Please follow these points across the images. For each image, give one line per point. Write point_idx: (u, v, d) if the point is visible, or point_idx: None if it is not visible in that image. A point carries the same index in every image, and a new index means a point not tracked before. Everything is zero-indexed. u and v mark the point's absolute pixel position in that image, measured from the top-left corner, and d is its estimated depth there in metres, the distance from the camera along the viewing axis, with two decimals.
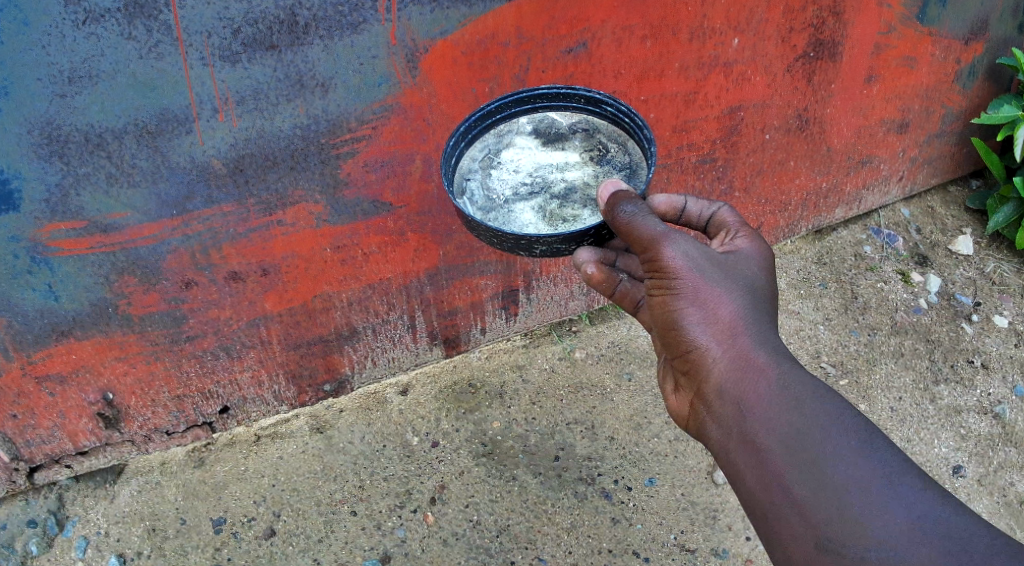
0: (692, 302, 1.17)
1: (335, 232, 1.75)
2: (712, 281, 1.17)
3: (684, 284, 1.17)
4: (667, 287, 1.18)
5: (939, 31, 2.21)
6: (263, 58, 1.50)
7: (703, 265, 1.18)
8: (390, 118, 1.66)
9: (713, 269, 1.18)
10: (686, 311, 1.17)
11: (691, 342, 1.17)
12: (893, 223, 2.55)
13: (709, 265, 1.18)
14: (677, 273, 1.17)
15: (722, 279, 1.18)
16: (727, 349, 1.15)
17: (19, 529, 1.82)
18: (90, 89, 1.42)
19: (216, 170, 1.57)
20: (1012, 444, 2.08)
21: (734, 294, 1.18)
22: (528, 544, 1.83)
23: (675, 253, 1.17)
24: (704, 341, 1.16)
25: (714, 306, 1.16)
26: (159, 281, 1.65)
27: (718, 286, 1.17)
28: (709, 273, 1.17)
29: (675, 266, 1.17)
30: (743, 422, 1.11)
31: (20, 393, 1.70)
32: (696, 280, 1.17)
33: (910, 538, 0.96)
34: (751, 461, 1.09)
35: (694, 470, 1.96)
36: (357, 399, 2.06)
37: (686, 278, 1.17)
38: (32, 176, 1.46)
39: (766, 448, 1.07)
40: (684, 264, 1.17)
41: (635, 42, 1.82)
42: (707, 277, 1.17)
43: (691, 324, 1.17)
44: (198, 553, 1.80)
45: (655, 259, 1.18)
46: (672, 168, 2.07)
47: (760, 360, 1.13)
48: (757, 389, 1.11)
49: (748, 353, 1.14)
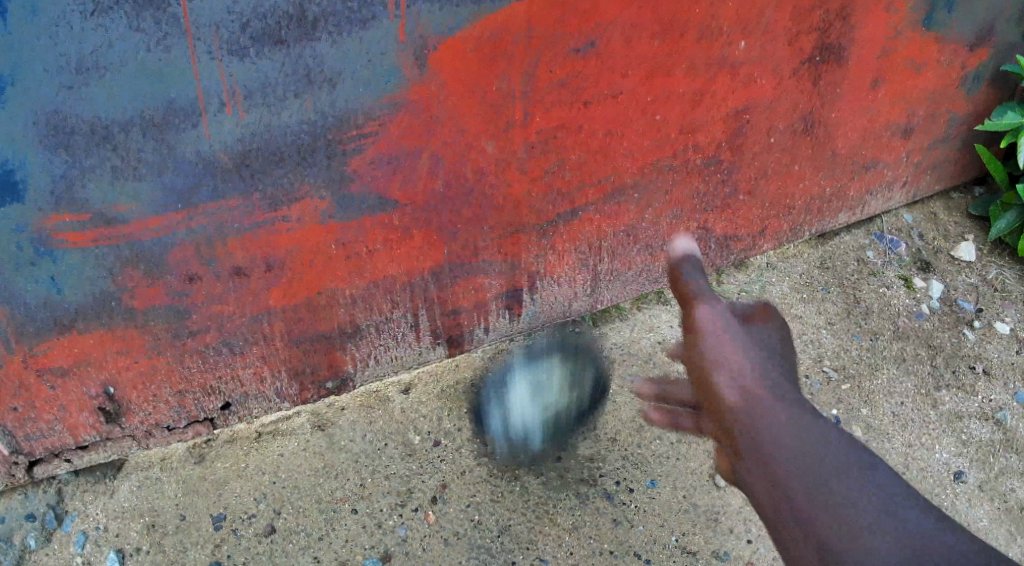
0: (713, 353, 1.04)
1: (341, 227, 1.74)
2: (735, 334, 1.05)
3: (708, 338, 1.05)
4: (695, 346, 1.07)
5: (943, 37, 2.23)
6: (270, 53, 1.48)
7: (730, 323, 1.07)
8: (398, 114, 1.65)
9: (739, 327, 1.07)
10: (711, 365, 1.03)
11: (712, 392, 1.02)
12: (896, 229, 2.56)
13: (738, 325, 1.07)
14: (704, 328, 1.07)
15: (746, 335, 1.06)
16: (747, 394, 0.99)
17: (17, 524, 1.81)
18: (97, 80, 1.40)
19: (223, 164, 1.55)
20: (1013, 451, 2.10)
21: (757, 348, 1.04)
22: (529, 545, 1.82)
23: (705, 310, 1.08)
24: (726, 389, 1.00)
25: (736, 358, 1.02)
26: (164, 275, 1.64)
27: (741, 340, 1.04)
28: (735, 330, 1.06)
29: (704, 322, 1.07)
30: (761, 469, 0.94)
31: (21, 386, 1.68)
32: (721, 333, 1.05)
33: (939, 543, 0.85)
34: (761, 478, 0.95)
35: (696, 473, 1.96)
36: (358, 397, 2.05)
37: (710, 331, 1.06)
38: (39, 166, 1.43)
39: (773, 463, 0.93)
40: (711, 321, 1.07)
41: (646, 39, 1.80)
42: (730, 331, 1.05)
43: (713, 374, 1.03)
44: (198, 550, 1.78)
45: (687, 316, 1.10)
46: (678, 170, 2.08)
47: (778, 403, 0.97)
48: (776, 428, 0.95)
49: (772, 395, 0.98)
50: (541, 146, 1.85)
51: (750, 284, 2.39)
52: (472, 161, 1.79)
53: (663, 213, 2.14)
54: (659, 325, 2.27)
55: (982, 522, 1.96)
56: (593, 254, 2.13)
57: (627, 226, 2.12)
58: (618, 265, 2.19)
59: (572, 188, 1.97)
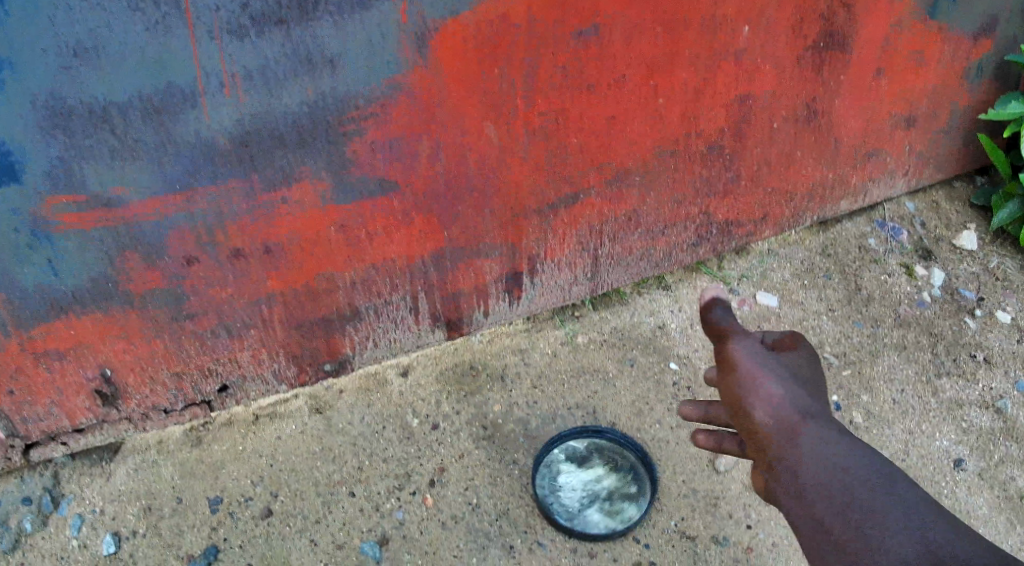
0: (747, 389, 1.20)
1: (340, 211, 1.73)
2: (766, 372, 1.21)
3: (740, 376, 1.23)
4: (732, 382, 1.23)
5: (947, 27, 2.23)
6: (271, 34, 1.47)
7: (763, 363, 1.23)
8: (398, 97, 1.63)
9: (771, 366, 1.23)
10: (748, 398, 1.20)
11: (751, 421, 1.18)
12: (898, 216, 2.54)
13: (772, 365, 1.23)
14: (740, 367, 1.24)
15: (780, 373, 1.21)
16: (778, 417, 1.15)
17: (13, 507, 1.80)
18: (96, 63, 1.39)
19: (221, 147, 1.54)
20: (1013, 439, 2.10)
21: (788, 382, 1.20)
22: (527, 528, 1.82)
23: (738, 353, 1.25)
24: (761, 414, 1.17)
25: (768, 391, 1.18)
26: (161, 259, 1.63)
27: (773, 375, 1.21)
28: (766, 368, 1.22)
29: (738, 365, 1.24)
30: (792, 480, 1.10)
31: (19, 369, 1.67)
32: (754, 373, 1.22)
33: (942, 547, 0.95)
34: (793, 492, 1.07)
35: (696, 458, 1.96)
36: (357, 379, 2.04)
37: (743, 371, 1.23)
38: (37, 150, 1.43)
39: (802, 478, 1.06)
40: (744, 362, 1.24)
41: (647, 37, 1.81)
42: (761, 369, 1.22)
43: (751, 407, 1.19)
44: (194, 533, 1.78)
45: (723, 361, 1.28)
46: (681, 154, 2.06)
47: (804, 421, 1.13)
48: (803, 442, 1.11)
49: (799, 414, 1.14)
50: (543, 131, 1.84)
51: (751, 269, 2.38)
52: (473, 148, 1.78)
53: (665, 198, 2.12)
54: (660, 310, 2.26)
55: (981, 509, 1.97)
56: (594, 238, 2.11)
57: (629, 211, 2.10)
58: (619, 250, 2.17)
59: (574, 174, 1.95)
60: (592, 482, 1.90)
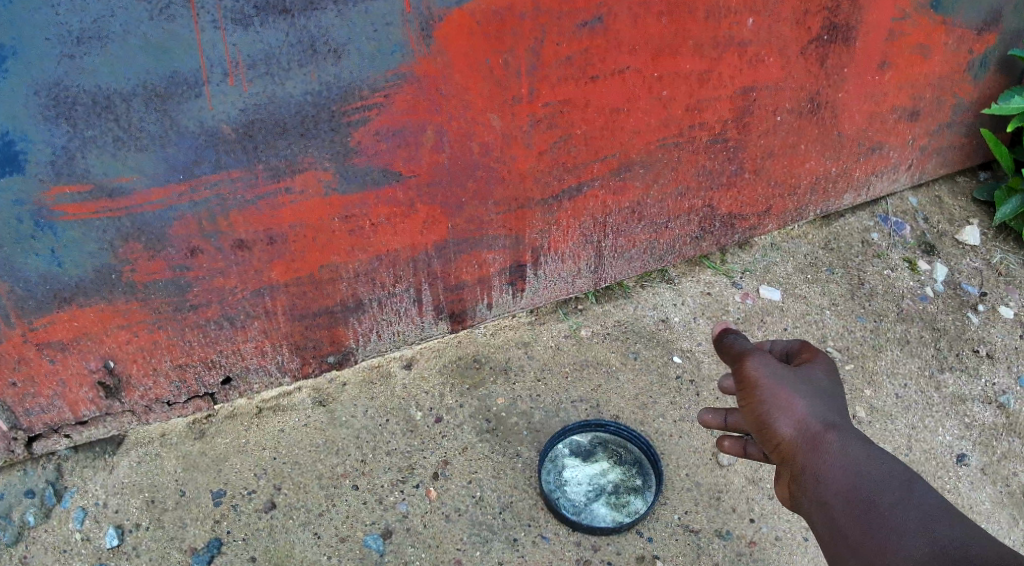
0: (770, 401, 1.24)
1: (344, 201, 1.71)
2: (787, 383, 1.25)
3: (762, 389, 1.25)
4: (752, 396, 1.27)
5: (952, 20, 2.22)
6: (275, 23, 1.46)
7: (783, 375, 1.26)
8: (403, 87, 1.62)
9: (790, 377, 1.26)
10: (771, 411, 1.23)
11: (776, 433, 1.23)
12: (901, 212, 2.56)
13: (791, 376, 1.27)
14: (758, 380, 1.27)
15: (799, 383, 1.26)
16: (804, 428, 1.20)
17: (17, 500, 1.79)
18: (99, 51, 1.38)
19: (225, 136, 1.52)
20: (1016, 434, 2.12)
21: (807, 391, 1.24)
22: (530, 521, 1.82)
23: (757, 366, 1.28)
24: (784, 426, 1.21)
25: (792, 403, 1.22)
26: (165, 248, 1.61)
27: (793, 386, 1.25)
28: (787, 379, 1.26)
29: (758, 378, 1.27)
30: (817, 489, 1.16)
31: (21, 360, 1.66)
32: (774, 384, 1.26)
33: (952, 537, 1.01)
34: (837, 503, 1.13)
35: (699, 451, 1.97)
36: (360, 372, 2.05)
37: (764, 383, 1.26)
38: (39, 138, 1.41)
39: (834, 496, 1.13)
40: (763, 375, 1.27)
41: (651, 19, 1.78)
42: (782, 380, 1.25)
43: (774, 419, 1.23)
44: (198, 525, 1.77)
45: (741, 373, 1.30)
46: (684, 147, 2.05)
47: (829, 431, 1.18)
48: (828, 451, 1.16)
49: (824, 424, 1.19)
50: (548, 121, 1.82)
51: (754, 263, 2.38)
52: (477, 136, 1.76)
53: (668, 190, 2.12)
54: (663, 303, 2.26)
55: (984, 505, 1.98)
56: (598, 231, 2.10)
57: (632, 203, 2.09)
58: (622, 242, 2.17)
59: (579, 164, 1.94)
60: (597, 476, 1.90)
